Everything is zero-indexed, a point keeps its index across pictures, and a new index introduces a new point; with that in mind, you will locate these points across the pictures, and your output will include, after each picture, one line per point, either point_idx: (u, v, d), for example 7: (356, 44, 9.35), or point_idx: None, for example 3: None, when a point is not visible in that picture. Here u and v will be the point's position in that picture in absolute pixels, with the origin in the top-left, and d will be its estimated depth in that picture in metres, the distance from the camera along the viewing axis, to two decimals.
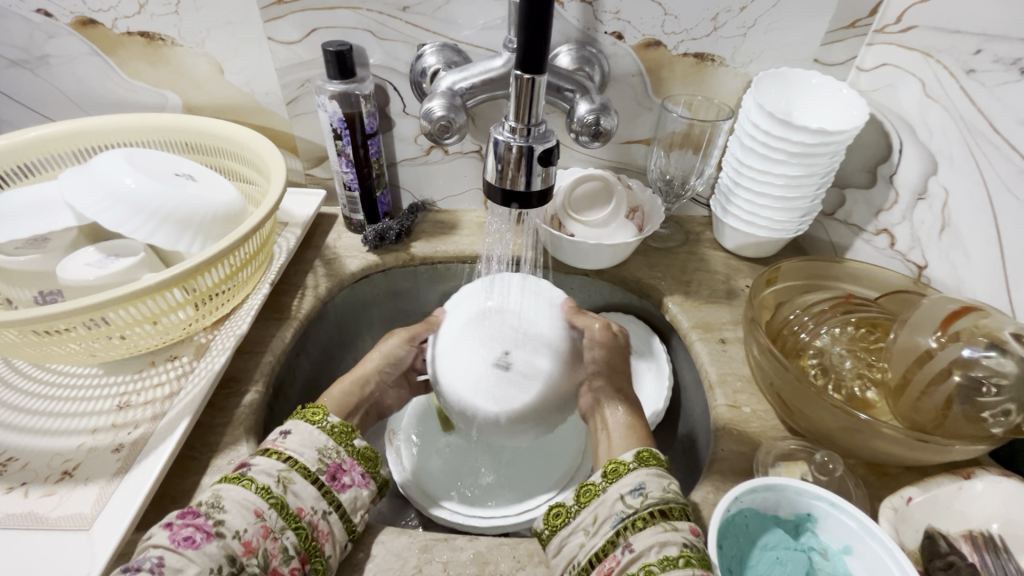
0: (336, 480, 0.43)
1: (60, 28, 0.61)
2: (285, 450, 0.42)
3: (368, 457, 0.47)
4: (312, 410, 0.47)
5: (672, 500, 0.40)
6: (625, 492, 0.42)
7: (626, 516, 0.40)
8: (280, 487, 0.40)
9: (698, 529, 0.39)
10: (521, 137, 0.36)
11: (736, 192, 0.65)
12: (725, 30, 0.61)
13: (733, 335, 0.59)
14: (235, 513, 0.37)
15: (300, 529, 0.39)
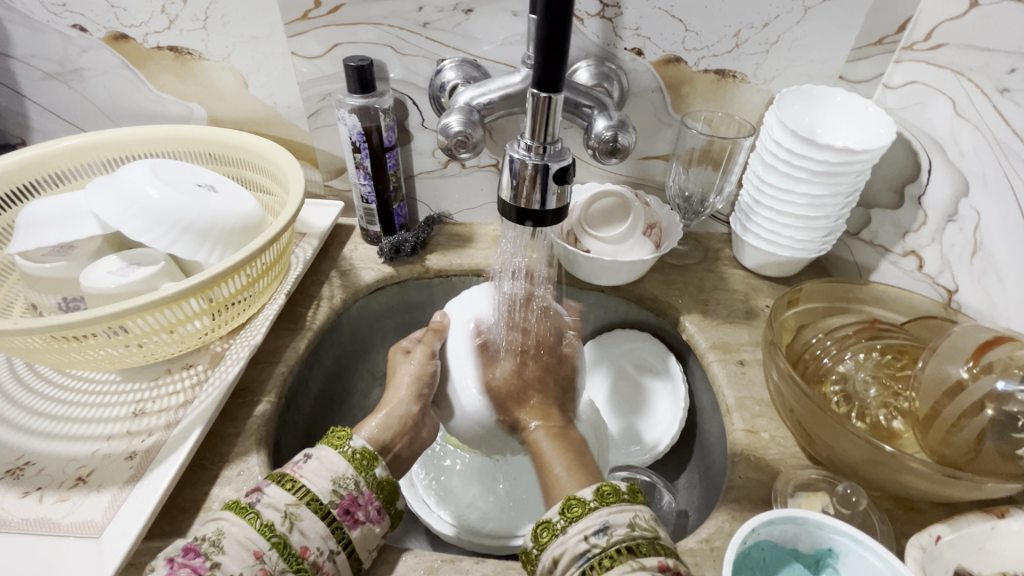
0: (349, 515, 0.42)
1: (94, 42, 0.63)
2: (299, 480, 0.41)
3: (384, 488, 0.45)
4: (335, 434, 0.46)
5: (637, 534, 0.38)
6: (589, 530, 0.39)
7: (593, 556, 0.38)
8: (286, 524, 0.39)
9: (667, 564, 0.37)
10: (536, 156, 0.36)
11: (757, 210, 0.64)
12: (747, 47, 0.60)
13: (752, 357, 0.57)
14: (234, 554, 0.36)
15: (302, 572, 0.38)
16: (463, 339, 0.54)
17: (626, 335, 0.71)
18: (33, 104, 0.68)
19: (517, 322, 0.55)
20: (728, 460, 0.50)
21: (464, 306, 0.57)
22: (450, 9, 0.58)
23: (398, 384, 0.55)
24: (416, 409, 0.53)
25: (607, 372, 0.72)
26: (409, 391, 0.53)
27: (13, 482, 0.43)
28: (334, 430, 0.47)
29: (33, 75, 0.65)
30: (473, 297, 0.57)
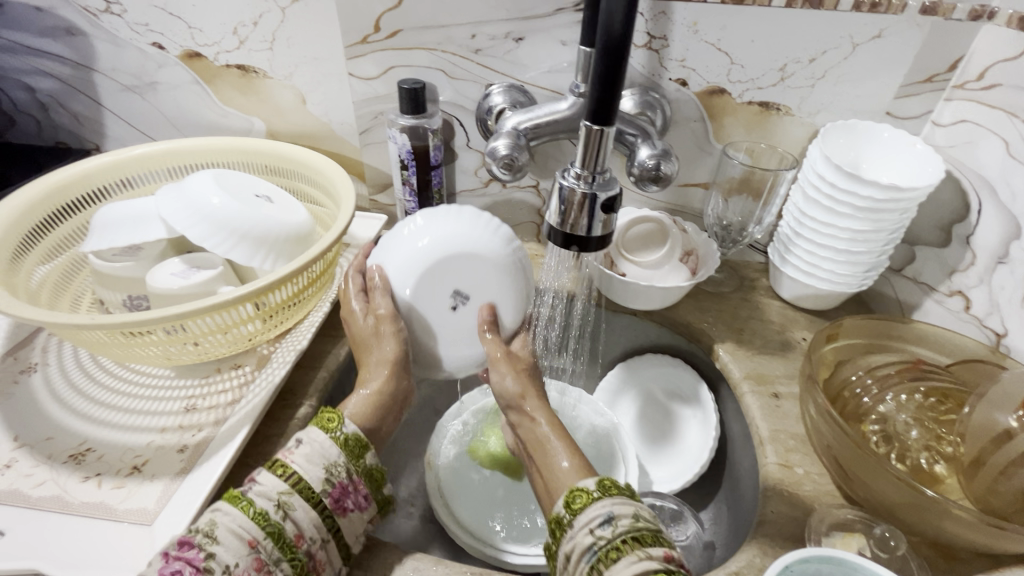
0: (339, 503, 0.41)
1: (170, 59, 0.67)
2: (290, 466, 0.40)
3: (372, 474, 0.44)
4: (326, 417, 0.44)
5: (641, 525, 0.37)
6: (593, 523, 0.37)
7: (598, 548, 0.36)
8: (279, 513, 0.38)
9: (672, 555, 0.35)
10: (586, 184, 0.37)
11: (796, 242, 0.63)
12: (792, 81, 0.61)
13: (788, 391, 0.57)
14: (229, 546, 0.36)
15: (296, 560, 0.37)
16: (420, 255, 0.50)
17: (662, 360, 0.71)
18: (111, 114, 0.73)
19: (458, 252, 0.50)
20: (759, 493, 0.49)
21: (410, 228, 0.52)
22: (501, 37, 0.61)
23: (375, 360, 0.49)
24: (403, 386, 0.50)
25: (635, 396, 0.72)
26: (386, 368, 0.49)
27: (75, 467, 0.46)
28: (325, 413, 0.45)
29: (113, 88, 0.71)
30: (410, 231, 0.51)
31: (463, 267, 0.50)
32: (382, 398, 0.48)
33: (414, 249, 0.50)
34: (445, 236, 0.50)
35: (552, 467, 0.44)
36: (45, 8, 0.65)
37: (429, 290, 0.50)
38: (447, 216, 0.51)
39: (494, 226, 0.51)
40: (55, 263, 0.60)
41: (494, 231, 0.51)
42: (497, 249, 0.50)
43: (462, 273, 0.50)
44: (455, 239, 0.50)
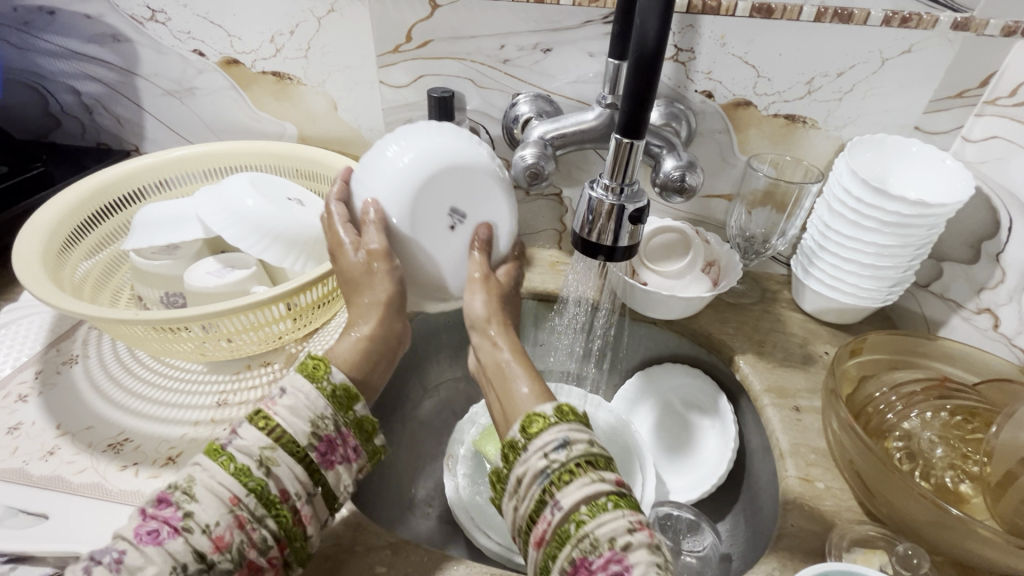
0: (326, 457, 0.41)
1: (209, 65, 0.70)
2: (274, 420, 0.39)
3: (362, 425, 0.44)
4: (313, 365, 0.43)
5: (595, 450, 0.39)
6: (548, 447, 0.39)
7: (552, 471, 0.38)
8: (260, 470, 0.38)
9: (623, 479, 0.39)
10: (614, 196, 0.38)
11: (820, 255, 0.63)
12: (820, 94, 0.61)
13: (809, 404, 0.57)
14: (208, 505, 0.36)
15: (280, 515, 0.38)
16: (409, 175, 0.49)
17: (681, 370, 0.71)
18: (151, 117, 0.76)
19: (450, 176, 0.50)
20: (779, 507, 0.49)
21: (388, 150, 0.51)
22: (530, 48, 0.62)
23: (368, 300, 0.49)
24: (398, 327, 0.50)
25: (652, 405, 0.72)
26: (379, 310, 0.49)
27: (114, 455, 0.48)
28: (310, 360, 0.43)
29: (154, 92, 0.74)
30: (396, 153, 0.50)
31: (454, 191, 0.50)
32: (375, 340, 0.48)
33: (405, 169, 0.49)
34: (430, 155, 0.50)
35: (511, 394, 0.45)
36: (94, 16, 0.68)
37: (423, 215, 0.50)
38: (435, 137, 0.51)
39: (481, 148, 0.52)
40: (97, 259, 0.63)
41: (483, 155, 0.51)
42: (486, 162, 0.51)
43: (457, 193, 0.50)
44: (446, 164, 0.49)
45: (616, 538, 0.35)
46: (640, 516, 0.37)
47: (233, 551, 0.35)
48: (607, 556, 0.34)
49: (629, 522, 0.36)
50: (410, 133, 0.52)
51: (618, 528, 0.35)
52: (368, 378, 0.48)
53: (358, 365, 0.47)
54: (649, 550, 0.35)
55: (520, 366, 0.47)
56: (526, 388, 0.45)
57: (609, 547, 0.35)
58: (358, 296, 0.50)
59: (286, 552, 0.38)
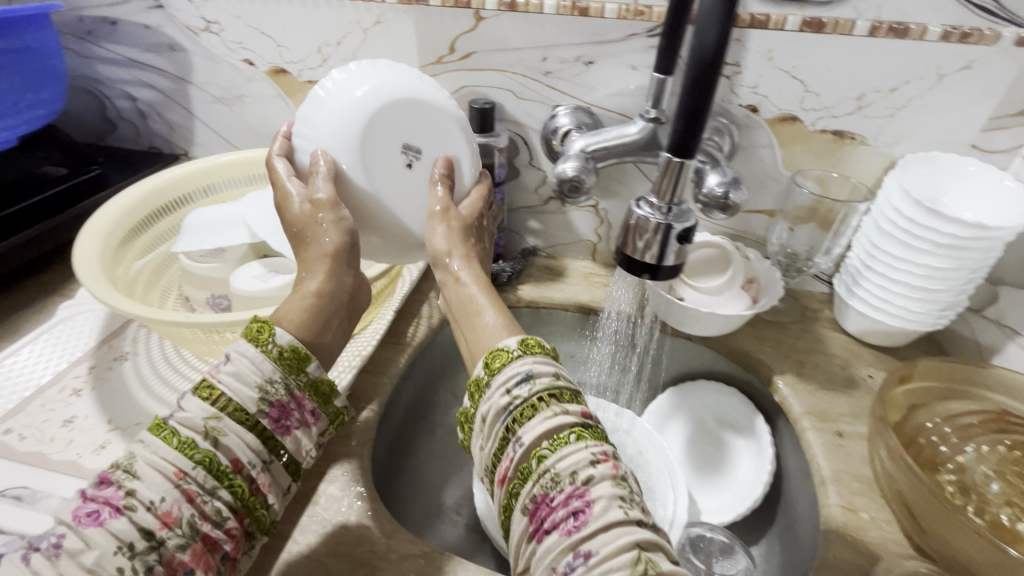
0: (280, 423, 0.40)
1: (258, 74, 0.72)
2: (218, 389, 0.38)
3: (317, 389, 0.43)
4: (257, 329, 0.41)
5: (561, 384, 0.41)
6: (512, 383, 0.41)
7: (515, 407, 0.40)
8: (208, 441, 0.36)
9: (589, 411, 0.40)
10: (662, 214, 0.38)
11: (866, 275, 0.61)
12: (871, 110, 0.59)
13: (852, 430, 0.55)
14: (151, 482, 0.34)
15: (236, 485, 0.37)
16: (358, 109, 0.48)
17: (716, 387, 0.70)
18: (200, 123, 0.79)
19: (402, 111, 0.49)
20: (819, 535, 0.48)
21: (340, 84, 0.50)
22: (572, 61, 0.62)
23: (316, 252, 0.47)
24: (349, 280, 0.48)
25: (685, 420, 0.71)
26: (327, 263, 0.47)
27: None
28: (255, 323, 0.42)
29: (205, 99, 0.76)
30: (341, 89, 0.49)
31: (407, 126, 0.50)
32: (324, 296, 0.46)
33: (353, 102, 0.48)
34: (382, 88, 0.49)
35: (480, 326, 0.47)
36: (152, 26, 0.71)
37: (375, 152, 0.49)
38: (382, 72, 0.50)
39: (429, 82, 0.52)
40: (147, 260, 0.65)
41: (436, 90, 0.51)
42: (438, 95, 0.51)
43: (409, 128, 0.50)
44: (394, 99, 0.49)
45: (578, 472, 0.36)
46: (604, 448, 0.38)
47: (184, 526, 0.34)
48: (569, 492, 0.36)
49: (593, 455, 0.37)
50: (353, 69, 0.50)
51: (580, 461, 0.36)
52: (320, 337, 0.45)
53: (308, 322, 0.45)
54: (612, 483, 0.36)
55: (484, 296, 0.50)
56: (494, 317, 0.48)
57: (570, 481, 0.36)
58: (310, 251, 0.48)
59: (246, 520, 0.37)
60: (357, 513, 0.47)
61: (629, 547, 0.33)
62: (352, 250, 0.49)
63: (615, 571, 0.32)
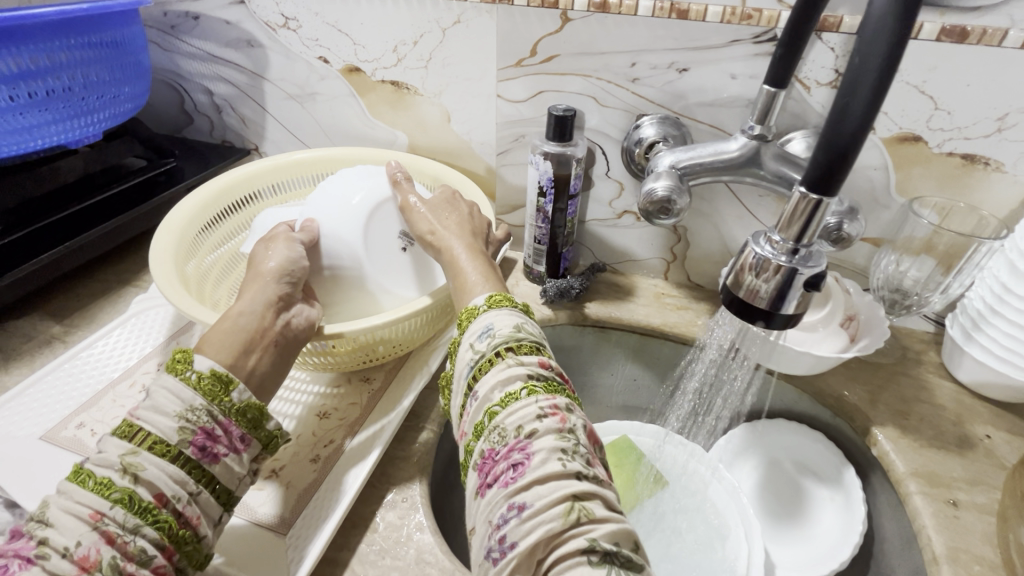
0: (205, 450, 0.37)
1: (332, 72, 0.71)
2: (135, 424, 0.36)
3: (245, 413, 0.40)
4: (175, 359, 0.39)
5: (521, 336, 0.41)
6: (475, 338, 0.42)
7: (476, 362, 0.40)
8: (126, 478, 0.33)
9: (547, 362, 0.39)
10: (786, 257, 0.34)
11: (991, 320, 0.53)
12: (1013, 132, 0.51)
13: (968, 500, 0.48)
14: (66, 527, 0.31)
15: (162, 521, 0.33)
16: (356, 210, 0.55)
17: (796, 429, 0.64)
18: (272, 118, 0.78)
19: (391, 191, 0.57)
20: None
21: (338, 197, 0.57)
22: (664, 67, 0.57)
23: (260, 272, 0.49)
24: (280, 286, 0.48)
25: (760, 460, 0.65)
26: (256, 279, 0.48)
27: None
28: (176, 355, 0.40)
29: (278, 96, 0.76)
30: (330, 191, 0.58)
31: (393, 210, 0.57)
32: (239, 318, 0.44)
33: (351, 206, 0.56)
34: (377, 193, 0.57)
35: (464, 282, 0.49)
36: (232, 21, 0.71)
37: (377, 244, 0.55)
38: (367, 175, 0.59)
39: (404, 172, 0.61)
40: (218, 255, 0.65)
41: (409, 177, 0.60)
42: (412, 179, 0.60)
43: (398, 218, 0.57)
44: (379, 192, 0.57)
45: (524, 426, 0.35)
46: (556, 401, 0.37)
47: (104, 569, 0.30)
48: (511, 446, 0.35)
49: (541, 409, 0.36)
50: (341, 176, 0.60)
51: (527, 416, 0.36)
52: (240, 360, 0.42)
53: (223, 346, 0.42)
54: (556, 436, 0.35)
55: (469, 254, 0.51)
56: (475, 274, 0.50)
57: (515, 435, 0.35)
58: (256, 278, 0.49)
59: (176, 558, 0.34)
60: (416, 546, 0.44)
61: (564, 499, 0.32)
62: (288, 277, 0.49)
63: (546, 522, 0.31)
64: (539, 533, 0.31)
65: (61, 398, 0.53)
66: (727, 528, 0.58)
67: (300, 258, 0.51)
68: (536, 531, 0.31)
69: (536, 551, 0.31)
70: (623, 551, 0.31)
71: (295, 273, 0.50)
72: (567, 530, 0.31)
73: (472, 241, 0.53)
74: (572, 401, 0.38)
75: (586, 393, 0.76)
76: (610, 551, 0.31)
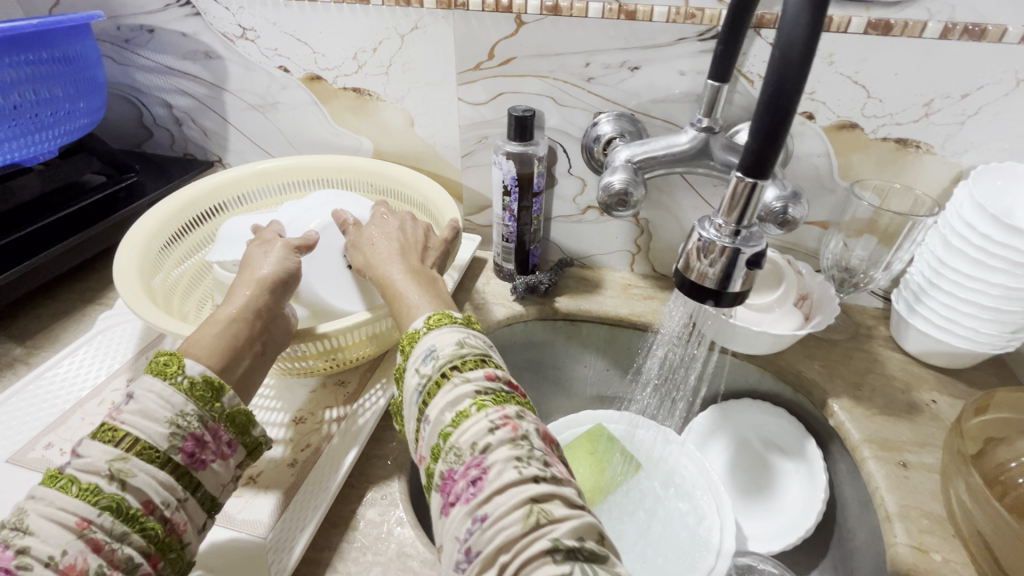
0: (194, 457, 0.37)
1: (293, 81, 0.71)
2: (120, 428, 0.35)
3: (234, 418, 0.41)
4: (164, 360, 0.39)
5: (465, 352, 0.42)
6: (419, 362, 0.42)
7: (423, 385, 0.41)
8: (114, 485, 0.33)
9: (493, 374, 0.40)
10: (729, 238, 0.36)
11: (930, 293, 0.57)
12: (939, 117, 0.55)
13: (918, 461, 0.51)
14: (49, 535, 0.31)
15: (149, 529, 0.34)
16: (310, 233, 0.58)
17: (760, 409, 0.67)
18: (235, 130, 0.78)
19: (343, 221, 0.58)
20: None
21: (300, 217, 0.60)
22: (616, 66, 0.59)
23: (248, 277, 0.49)
24: (274, 296, 0.48)
25: (727, 441, 0.68)
26: (254, 284, 0.48)
27: None
28: (161, 356, 0.39)
29: (239, 107, 0.76)
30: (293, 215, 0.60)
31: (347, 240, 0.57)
32: (231, 323, 0.44)
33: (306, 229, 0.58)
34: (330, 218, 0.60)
35: (406, 306, 0.49)
36: (188, 33, 0.71)
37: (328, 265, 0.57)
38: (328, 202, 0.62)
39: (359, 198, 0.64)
40: (185, 267, 0.65)
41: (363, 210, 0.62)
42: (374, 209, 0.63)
43: None
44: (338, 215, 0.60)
45: (478, 442, 0.36)
46: (506, 411, 0.38)
47: None
48: (469, 462, 0.36)
49: (492, 422, 0.37)
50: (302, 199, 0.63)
51: (479, 431, 0.37)
52: (228, 367, 0.42)
53: (212, 351, 0.42)
54: (510, 446, 0.36)
55: (406, 277, 0.51)
56: (417, 296, 0.49)
57: (471, 453, 0.36)
58: (247, 280, 0.49)
59: (161, 565, 0.34)
60: (397, 541, 0.45)
61: (523, 504, 0.33)
62: (282, 283, 0.50)
63: (509, 528, 0.33)
64: (503, 540, 0.33)
65: (29, 419, 0.52)
66: (704, 506, 0.60)
67: (292, 263, 0.52)
68: (500, 538, 0.33)
69: (501, 556, 0.32)
70: (586, 544, 0.33)
71: (287, 279, 0.50)
72: (528, 534, 0.33)
73: (414, 266, 0.53)
74: (523, 407, 0.40)
75: (562, 386, 0.78)
76: (572, 547, 0.32)
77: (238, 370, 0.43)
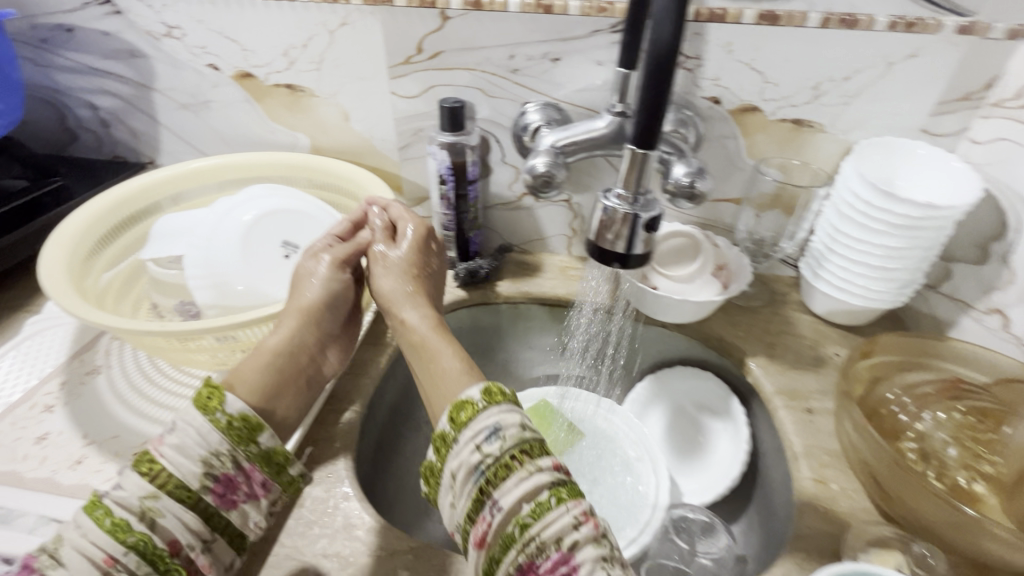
0: (225, 497, 0.42)
1: (224, 79, 0.71)
2: (158, 463, 0.40)
3: (269, 459, 0.44)
4: (206, 397, 0.43)
5: (528, 436, 0.41)
6: (480, 438, 0.41)
7: (487, 466, 0.40)
8: (143, 523, 0.38)
9: (560, 463, 0.41)
10: (629, 205, 0.40)
11: (828, 257, 0.63)
12: (827, 98, 0.61)
13: (821, 407, 0.57)
14: (80, 567, 0.36)
15: (171, 569, 0.38)
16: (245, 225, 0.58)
17: (688, 372, 0.72)
18: (166, 130, 0.77)
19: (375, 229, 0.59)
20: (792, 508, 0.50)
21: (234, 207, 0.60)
22: (539, 58, 0.63)
23: (293, 304, 0.53)
24: (315, 334, 0.53)
25: (665, 409, 0.73)
26: (297, 315, 0.52)
27: None
28: (205, 390, 0.44)
29: (169, 106, 0.75)
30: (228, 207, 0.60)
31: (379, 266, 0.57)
32: (278, 365, 0.50)
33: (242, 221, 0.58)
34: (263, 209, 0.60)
35: (437, 368, 0.49)
36: (110, 33, 0.70)
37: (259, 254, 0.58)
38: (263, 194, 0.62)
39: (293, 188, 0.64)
40: (118, 270, 0.64)
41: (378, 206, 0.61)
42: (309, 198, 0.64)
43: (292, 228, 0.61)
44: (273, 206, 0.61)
45: (563, 538, 0.37)
46: (584, 505, 0.39)
47: None
48: (555, 558, 0.36)
49: (575, 517, 0.38)
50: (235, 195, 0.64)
51: (564, 526, 0.37)
52: (269, 405, 0.48)
53: (256, 389, 0.48)
54: (595, 544, 0.37)
55: (437, 335, 0.52)
56: (450, 360, 0.49)
57: (556, 547, 0.36)
58: (295, 308, 0.53)
59: None
60: (344, 513, 0.47)
61: None
62: (325, 311, 0.54)
63: None
64: None
65: None
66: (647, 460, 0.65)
67: (339, 289, 0.55)
68: None
69: None
70: None
71: (332, 305, 0.54)
72: None
73: (435, 319, 0.54)
74: None
75: (507, 368, 0.81)
76: None
77: (281, 411, 0.49)
